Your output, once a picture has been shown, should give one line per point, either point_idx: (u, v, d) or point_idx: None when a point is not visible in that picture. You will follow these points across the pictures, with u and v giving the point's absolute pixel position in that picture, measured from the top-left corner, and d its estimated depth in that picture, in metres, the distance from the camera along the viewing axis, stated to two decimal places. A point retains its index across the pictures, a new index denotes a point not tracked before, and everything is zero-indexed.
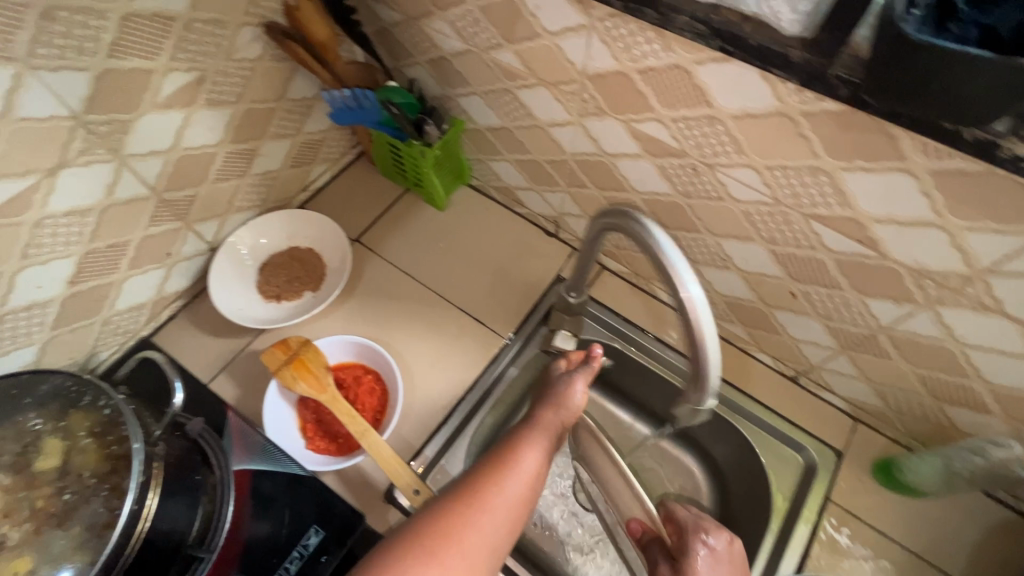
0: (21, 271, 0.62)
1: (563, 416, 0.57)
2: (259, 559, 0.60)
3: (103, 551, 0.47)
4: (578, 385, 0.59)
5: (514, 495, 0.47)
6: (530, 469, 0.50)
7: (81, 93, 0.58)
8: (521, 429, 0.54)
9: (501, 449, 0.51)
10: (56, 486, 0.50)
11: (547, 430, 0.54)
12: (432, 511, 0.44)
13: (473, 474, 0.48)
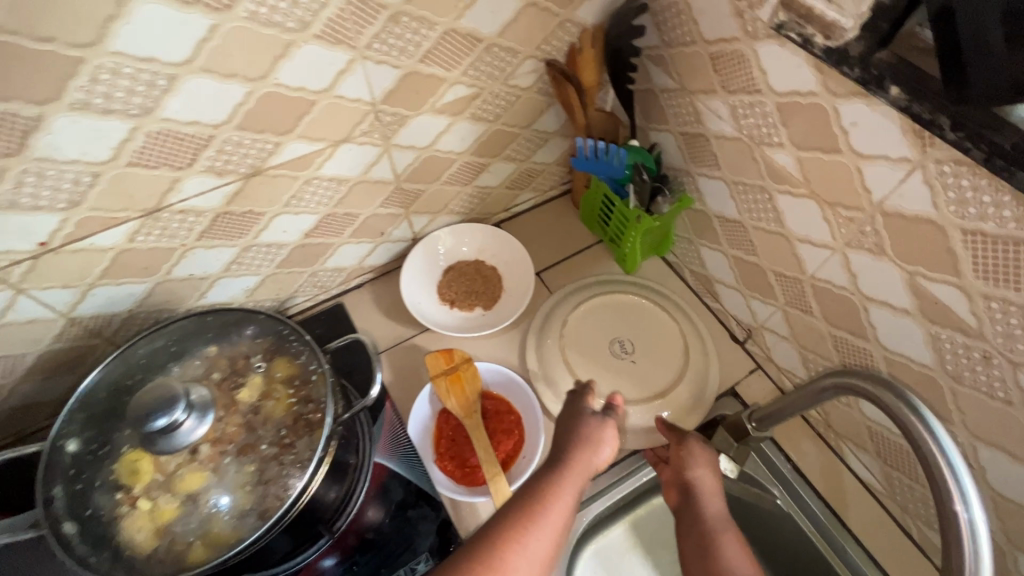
0: (279, 216, 0.70)
1: (612, 447, 0.56)
2: (371, 561, 0.63)
3: (274, 513, 0.49)
4: (605, 444, 0.55)
5: (556, 527, 0.48)
6: (575, 493, 0.52)
7: (385, 86, 0.64)
8: (578, 448, 0.54)
9: (557, 470, 0.52)
10: (244, 419, 0.55)
11: (576, 487, 0.52)
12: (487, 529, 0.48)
13: (527, 496, 0.50)
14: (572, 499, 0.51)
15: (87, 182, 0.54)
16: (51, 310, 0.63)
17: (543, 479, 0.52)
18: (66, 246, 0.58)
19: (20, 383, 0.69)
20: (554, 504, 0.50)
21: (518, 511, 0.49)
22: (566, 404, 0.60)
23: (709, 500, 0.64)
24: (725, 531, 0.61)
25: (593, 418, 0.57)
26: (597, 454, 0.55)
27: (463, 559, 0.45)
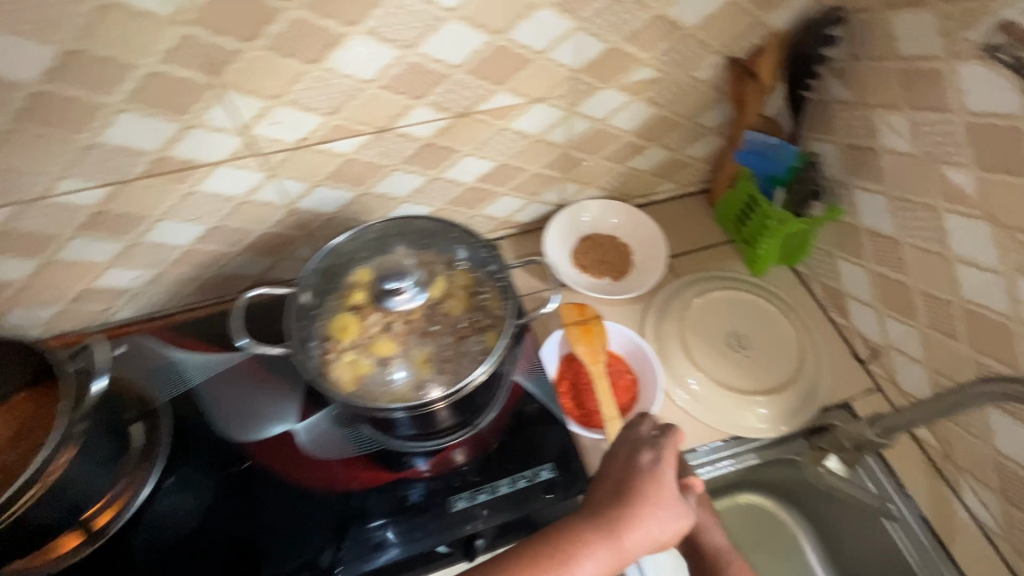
0: (466, 156, 0.81)
1: (674, 527, 0.55)
2: (499, 458, 0.67)
3: (452, 388, 0.60)
4: (669, 522, 0.55)
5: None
6: (615, 566, 0.53)
7: (591, 56, 0.73)
8: (637, 513, 0.54)
9: (605, 535, 0.53)
10: (427, 311, 0.64)
11: (618, 550, 0.53)
12: (526, 564, 0.51)
13: (569, 548, 0.52)
14: (610, 563, 0.53)
15: (350, 96, 0.66)
16: (283, 198, 0.77)
17: (591, 535, 0.53)
18: (314, 146, 0.71)
19: (238, 255, 0.84)
20: (591, 565, 0.52)
21: (557, 564, 0.51)
22: (644, 459, 0.58)
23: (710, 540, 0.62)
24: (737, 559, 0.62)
25: (665, 491, 0.56)
26: (654, 535, 0.54)
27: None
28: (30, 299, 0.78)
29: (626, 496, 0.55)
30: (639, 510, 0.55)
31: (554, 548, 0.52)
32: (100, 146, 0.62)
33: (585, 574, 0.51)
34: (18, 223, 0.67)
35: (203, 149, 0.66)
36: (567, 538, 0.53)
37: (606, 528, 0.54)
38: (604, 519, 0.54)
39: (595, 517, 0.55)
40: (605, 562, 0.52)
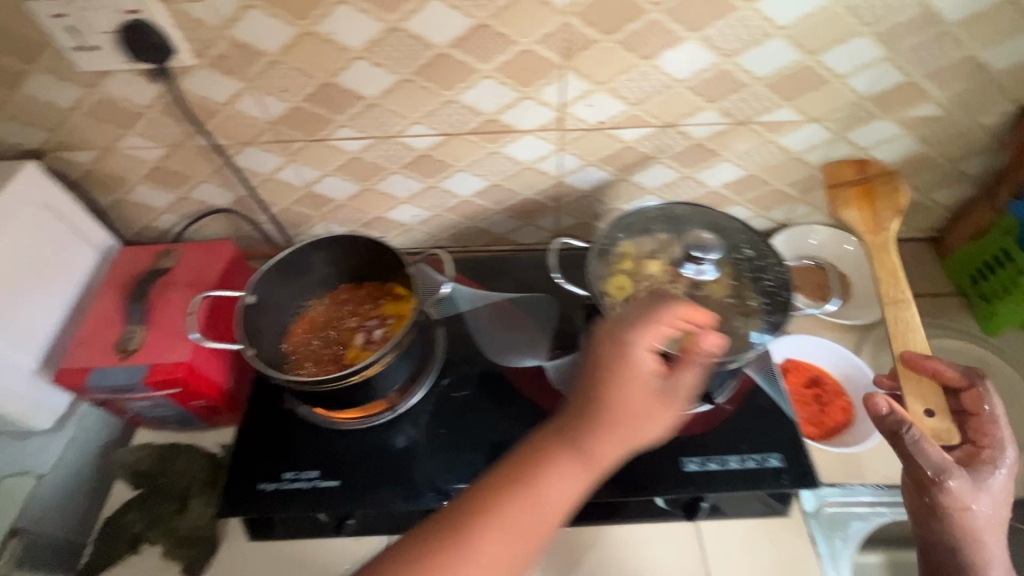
0: (724, 161, 0.87)
1: (662, 420, 0.53)
2: (729, 436, 0.73)
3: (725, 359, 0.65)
4: (655, 373, 0.54)
5: (521, 527, 0.50)
6: (584, 481, 0.52)
7: (884, 86, 0.77)
8: (607, 409, 0.53)
9: (568, 446, 0.53)
10: (688, 290, 0.73)
11: (590, 461, 0.52)
12: (503, 492, 0.51)
13: (548, 456, 0.52)
14: (533, 510, 0.51)
15: (659, 91, 0.76)
16: (558, 170, 0.89)
17: (561, 449, 0.53)
18: (607, 129, 0.81)
19: (497, 213, 0.98)
20: (551, 483, 0.52)
21: (548, 507, 0.51)
22: (622, 342, 0.55)
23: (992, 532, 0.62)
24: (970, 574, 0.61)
25: (636, 388, 0.53)
26: (623, 442, 0.52)
27: (482, 501, 0.51)
28: (339, 216, 0.97)
29: (610, 376, 0.53)
30: (613, 401, 0.53)
31: (543, 477, 0.52)
32: (456, 102, 0.77)
33: (553, 491, 0.51)
34: (369, 154, 0.85)
35: (524, 118, 0.79)
36: (550, 462, 0.52)
37: (578, 443, 0.53)
38: (573, 410, 0.54)
39: (565, 433, 0.54)
40: (543, 486, 0.51)
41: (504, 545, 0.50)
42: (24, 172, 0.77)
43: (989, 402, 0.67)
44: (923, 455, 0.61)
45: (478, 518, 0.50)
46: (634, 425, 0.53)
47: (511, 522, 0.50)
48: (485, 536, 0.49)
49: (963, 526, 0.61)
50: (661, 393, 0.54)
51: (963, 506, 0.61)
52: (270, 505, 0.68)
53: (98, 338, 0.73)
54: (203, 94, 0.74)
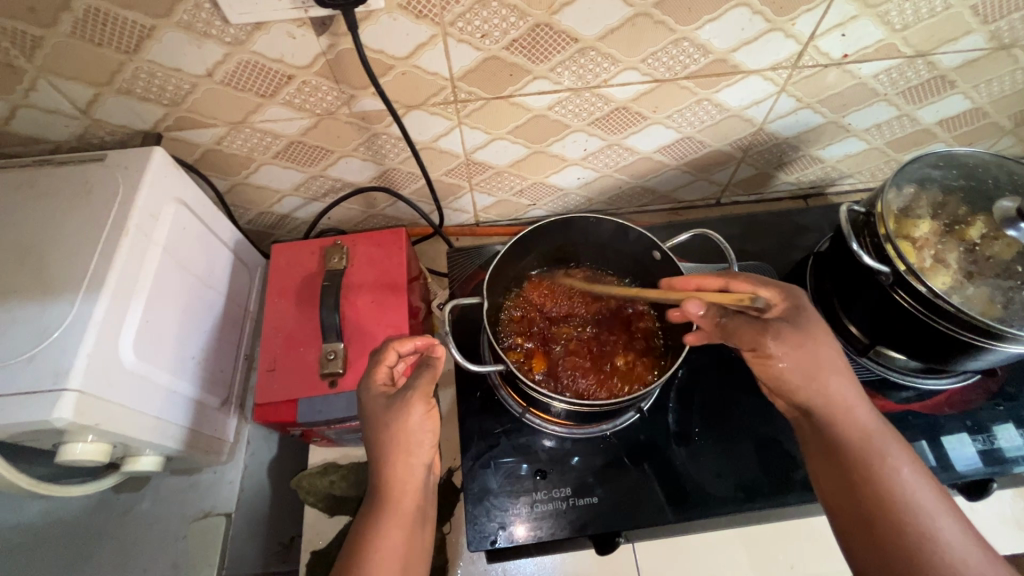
0: (956, 95, 0.75)
1: (425, 416, 0.55)
2: (991, 410, 0.68)
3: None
4: (407, 411, 0.54)
5: (393, 558, 0.51)
6: (406, 517, 0.54)
7: None
8: (387, 459, 0.54)
9: (385, 444, 0.54)
10: (967, 256, 0.63)
11: (396, 524, 0.53)
12: (382, 497, 0.54)
13: (378, 458, 0.54)
14: (401, 524, 0.53)
15: (935, 12, 0.62)
16: (766, 117, 0.76)
17: (380, 460, 0.54)
18: (848, 63, 0.68)
19: (672, 169, 0.85)
20: (405, 463, 0.54)
21: (406, 491, 0.54)
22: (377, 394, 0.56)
23: (903, 470, 0.50)
24: (887, 458, 0.51)
25: (399, 452, 0.54)
26: (415, 455, 0.55)
27: (374, 512, 0.53)
28: (492, 184, 0.83)
29: (371, 432, 0.55)
30: (396, 410, 0.54)
31: (402, 445, 0.54)
32: (688, 39, 0.62)
33: (423, 459, 0.56)
34: (556, 111, 0.70)
35: (759, 55, 0.65)
36: (393, 439, 0.54)
37: (387, 431, 0.54)
38: (371, 425, 0.55)
39: (371, 509, 0.54)
40: (399, 517, 0.53)
41: (406, 534, 0.53)
42: (155, 161, 0.60)
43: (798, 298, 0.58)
44: (829, 384, 0.54)
45: (384, 523, 0.53)
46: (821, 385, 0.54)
47: (397, 515, 0.53)
48: (393, 537, 0.52)
49: (878, 496, 0.49)
50: (395, 399, 0.55)
51: (884, 463, 0.51)
52: (529, 529, 0.62)
53: (295, 361, 0.62)
54: (380, 48, 0.58)
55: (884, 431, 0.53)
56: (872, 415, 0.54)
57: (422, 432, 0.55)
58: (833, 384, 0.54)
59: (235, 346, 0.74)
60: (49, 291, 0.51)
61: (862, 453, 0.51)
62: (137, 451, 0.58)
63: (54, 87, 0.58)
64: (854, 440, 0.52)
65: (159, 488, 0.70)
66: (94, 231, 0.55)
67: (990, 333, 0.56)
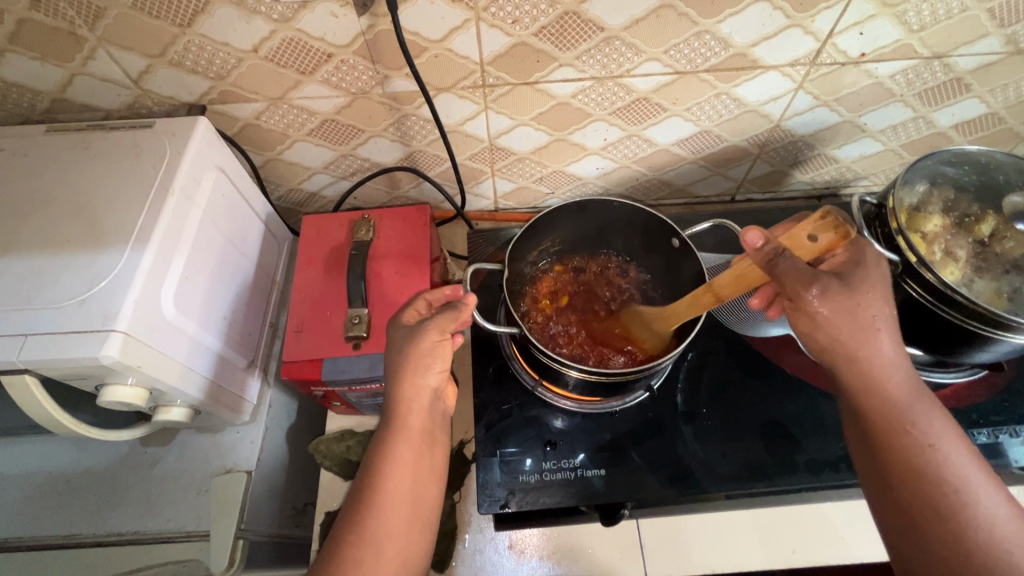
0: (971, 98, 0.77)
1: (441, 342, 0.57)
2: (997, 406, 0.69)
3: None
4: (425, 335, 0.56)
5: (404, 470, 0.55)
6: (415, 436, 0.57)
7: None
8: (401, 380, 0.57)
9: (397, 367, 0.57)
10: (977, 251, 0.65)
11: (408, 439, 0.57)
12: (394, 415, 0.57)
13: (391, 380, 0.58)
14: (412, 440, 0.57)
15: (952, 14, 0.64)
16: (783, 113, 0.78)
17: (393, 383, 0.57)
18: (865, 62, 0.70)
19: (689, 162, 0.87)
20: (415, 386, 0.57)
21: (414, 412, 0.58)
22: (400, 322, 0.59)
23: (932, 429, 0.51)
24: (920, 413, 0.52)
25: (412, 374, 0.57)
26: (427, 378, 0.58)
27: (388, 429, 0.57)
28: (514, 170, 0.86)
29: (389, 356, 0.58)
30: (414, 334, 0.57)
31: (416, 367, 0.57)
32: (711, 32, 0.64)
33: (433, 384, 0.59)
34: (578, 99, 0.73)
35: (778, 50, 0.67)
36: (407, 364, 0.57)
37: (404, 354, 0.57)
38: (392, 349, 0.58)
39: (386, 426, 0.58)
40: (410, 434, 0.57)
41: (416, 450, 0.57)
42: (200, 129, 0.64)
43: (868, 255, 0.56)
44: (876, 337, 0.53)
45: (394, 441, 0.56)
46: (867, 341, 0.53)
47: (407, 434, 0.57)
48: (405, 452, 0.56)
49: (900, 456, 0.51)
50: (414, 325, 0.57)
51: (912, 426, 0.52)
52: (537, 496, 0.64)
53: (321, 324, 0.65)
54: (416, 30, 0.61)
55: (919, 390, 0.53)
56: (911, 371, 0.53)
57: (438, 356, 0.58)
58: (878, 344, 0.53)
59: (262, 312, 0.78)
60: (99, 244, 0.55)
61: (896, 412, 0.52)
62: (169, 402, 0.61)
63: (110, 57, 0.63)
64: (880, 408, 0.52)
65: (186, 443, 0.73)
66: (142, 190, 0.59)
67: (996, 323, 0.58)
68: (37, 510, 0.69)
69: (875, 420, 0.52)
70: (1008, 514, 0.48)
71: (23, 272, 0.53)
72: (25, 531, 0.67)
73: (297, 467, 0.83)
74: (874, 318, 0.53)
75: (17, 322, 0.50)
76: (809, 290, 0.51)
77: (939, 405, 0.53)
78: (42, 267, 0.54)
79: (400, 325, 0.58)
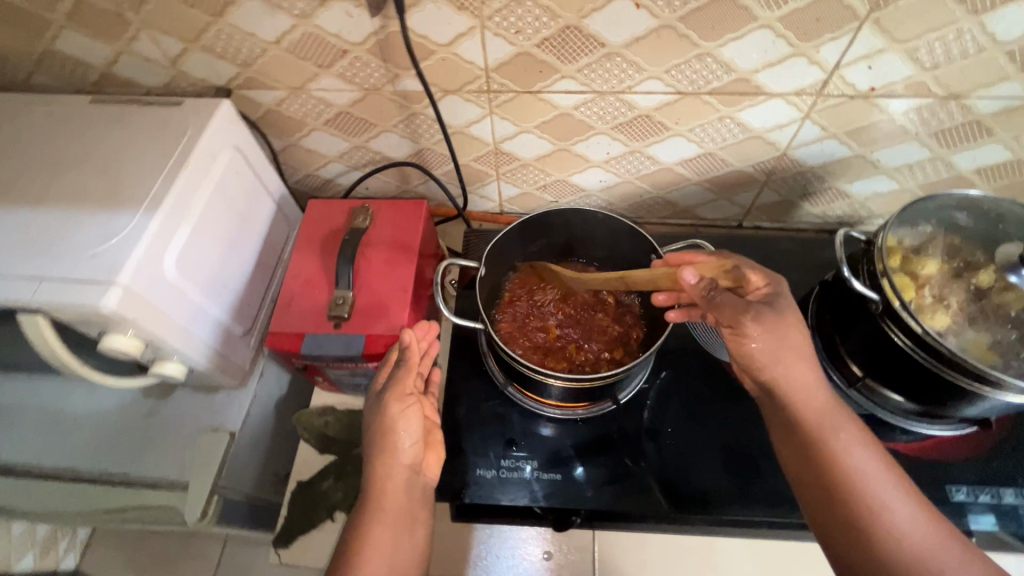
0: (993, 144, 0.74)
1: (406, 409, 0.61)
2: (980, 468, 0.66)
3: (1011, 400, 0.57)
4: (392, 405, 0.61)
5: (380, 559, 0.54)
6: (392, 515, 0.57)
7: None
8: (374, 456, 0.59)
9: (372, 442, 0.60)
10: (969, 302, 0.63)
11: (385, 519, 0.57)
12: (367, 496, 0.58)
13: (368, 460, 0.60)
14: (389, 519, 0.57)
15: (967, 54, 0.63)
16: (790, 142, 0.77)
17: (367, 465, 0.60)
18: (876, 97, 0.69)
19: (693, 184, 0.87)
20: (389, 461, 0.59)
21: (389, 491, 0.58)
22: (375, 390, 0.63)
23: (850, 446, 0.54)
24: (836, 435, 0.54)
25: (386, 447, 0.59)
26: (401, 447, 0.60)
27: (362, 514, 0.57)
28: (517, 175, 0.88)
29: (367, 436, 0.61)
30: (381, 403, 0.61)
31: (387, 440, 0.60)
32: (712, 56, 0.65)
33: (409, 459, 0.61)
34: (581, 111, 0.74)
35: (783, 79, 0.67)
36: (381, 434, 0.60)
37: (376, 427, 0.61)
38: (366, 422, 0.62)
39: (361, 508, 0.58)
40: (383, 513, 0.57)
41: (393, 533, 0.57)
42: (222, 111, 0.69)
43: (805, 311, 0.59)
44: (796, 374, 0.56)
45: (369, 523, 0.56)
46: (784, 373, 0.56)
47: (384, 516, 0.57)
48: (381, 534, 0.56)
49: (825, 467, 0.54)
50: (383, 392, 0.62)
51: (833, 446, 0.54)
52: (489, 492, 0.65)
53: (307, 301, 0.69)
54: (425, 33, 0.65)
55: (837, 409, 0.56)
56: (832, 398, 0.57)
57: (407, 424, 0.61)
58: (793, 377, 0.56)
59: (264, 286, 0.83)
60: (117, 204, 0.61)
61: (811, 433, 0.55)
62: (165, 357, 0.67)
63: (151, 39, 0.69)
64: (806, 425, 0.55)
65: (180, 400, 0.79)
66: (161, 161, 0.65)
67: (977, 376, 0.56)
68: (41, 442, 0.75)
69: (798, 438, 0.56)
70: (928, 528, 0.50)
71: (50, 223, 0.60)
72: (28, 458, 0.74)
73: (277, 439, 0.87)
74: (794, 366, 0.56)
75: (36, 267, 0.56)
76: (741, 317, 0.56)
77: (863, 433, 0.56)
78: (65, 220, 0.60)
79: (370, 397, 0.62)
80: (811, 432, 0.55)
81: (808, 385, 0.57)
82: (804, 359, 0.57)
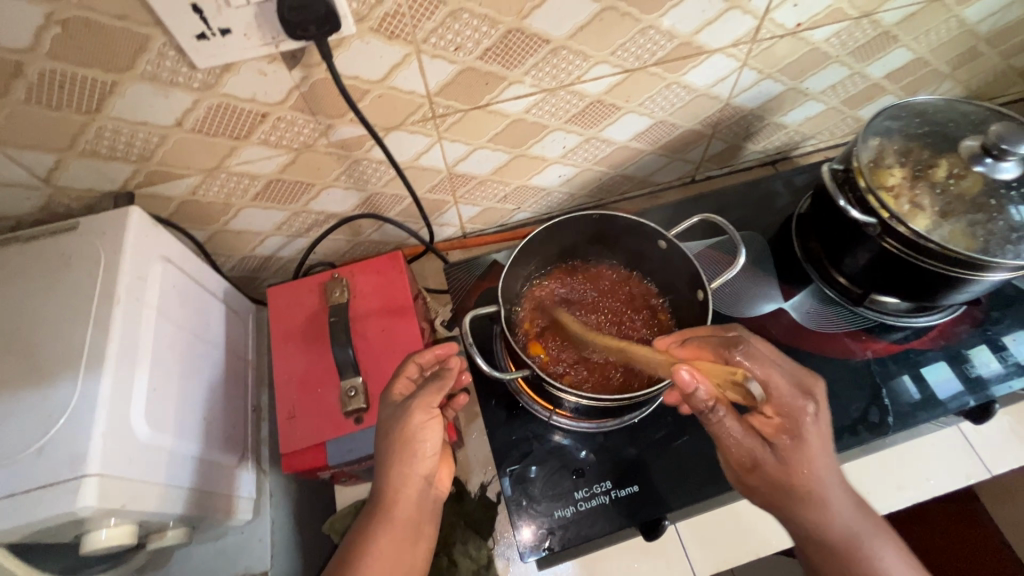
0: (899, 48, 0.80)
1: (426, 424, 0.55)
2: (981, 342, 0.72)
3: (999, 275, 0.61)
4: (412, 417, 0.54)
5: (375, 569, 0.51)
6: (396, 525, 0.54)
7: None
8: (387, 466, 0.54)
9: (388, 449, 0.55)
10: (939, 197, 0.66)
11: (389, 529, 0.53)
12: (380, 503, 0.54)
13: (381, 464, 0.55)
14: (393, 530, 0.53)
15: None
16: (731, 92, 0.78)
17: (382, 470, 0.55)
18: (802, 31, 0.71)
19: (648, 154, 0.87)
20: (406, 470, 0.55)
21: (401, 501, 0.54)
22: (393, 396, 0.57)
23: (883, 551, 0.50)
24: (868, 543, 0.50)
25: (403, 458, 0.54)
26: (417, 460, 0.55)
27: (372, 521, 0.53)
28: (476, 194, 0.83)
29: (384, 439, 0.55)
30: (402, 414, 0.55)
31: (404, 453, 0.54)
32: (654, 27, 0.63)
33: (424, 470, 0.56)
34: (533, 113, 0.70)
35: (721, 34, 0.67)
36: (397, 443, 0.54)
37: (394, 434, 0.55)
38: (382, 425, 0.56)
39: (368, 514, 0.54)
40: (388, 521, 0.53)
41: (397, 545, 0.53)
42: (134, 221, 0.57)
43: (819, 403, 0.52)
44: (829, 488, 0.51)
45: (374, 529, 0.53)
46: (810, 502, 0.51)
47: (392, 526, 0.53)
48: (384, 548, 0.52)
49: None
50: (405, 401, 0.55)
51: (872, 558, 0.49)
52: (578, 529, 0.62)
53: (313, 404, 0.60)
54: (355, 74, 0.57)
55: (866, 518, 0.51)
56: (858, 505, 0.52)
57: (427, 437, 0.55)
58: (829, 500, 0.51)
59: (241, 397, 0.71)
60: (47, 374, 0.48)
61: (848, 550, 0.50)
62: (161, 527, 0.55)
63: (12, 159, 0.55)
64: (837, 535, 0.50)
65: (189, 556, 0.66)
66: (81, 303, 0.52)
67: (973, 265, 0.60)
68: None
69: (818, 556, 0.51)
70: None
71: None
72: None
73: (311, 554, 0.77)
74: (821, 477, 0.51)
75: None
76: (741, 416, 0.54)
77: (886, 528, 0.51)
78: None
79: (388, 401, 0.56)
80: (840, 543, 0.50)
81: (820, 473, 0.51)
82: (811, 431, 0.51)
